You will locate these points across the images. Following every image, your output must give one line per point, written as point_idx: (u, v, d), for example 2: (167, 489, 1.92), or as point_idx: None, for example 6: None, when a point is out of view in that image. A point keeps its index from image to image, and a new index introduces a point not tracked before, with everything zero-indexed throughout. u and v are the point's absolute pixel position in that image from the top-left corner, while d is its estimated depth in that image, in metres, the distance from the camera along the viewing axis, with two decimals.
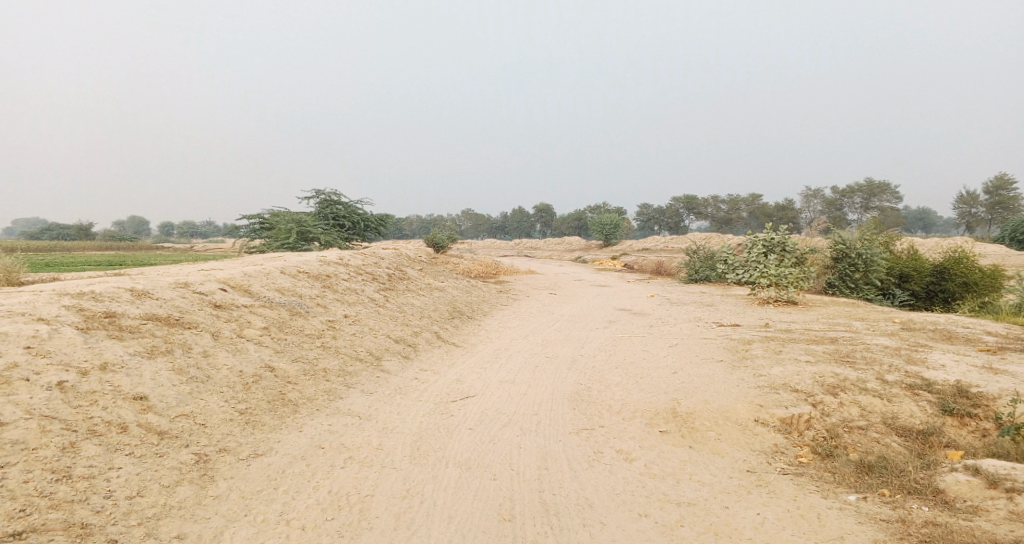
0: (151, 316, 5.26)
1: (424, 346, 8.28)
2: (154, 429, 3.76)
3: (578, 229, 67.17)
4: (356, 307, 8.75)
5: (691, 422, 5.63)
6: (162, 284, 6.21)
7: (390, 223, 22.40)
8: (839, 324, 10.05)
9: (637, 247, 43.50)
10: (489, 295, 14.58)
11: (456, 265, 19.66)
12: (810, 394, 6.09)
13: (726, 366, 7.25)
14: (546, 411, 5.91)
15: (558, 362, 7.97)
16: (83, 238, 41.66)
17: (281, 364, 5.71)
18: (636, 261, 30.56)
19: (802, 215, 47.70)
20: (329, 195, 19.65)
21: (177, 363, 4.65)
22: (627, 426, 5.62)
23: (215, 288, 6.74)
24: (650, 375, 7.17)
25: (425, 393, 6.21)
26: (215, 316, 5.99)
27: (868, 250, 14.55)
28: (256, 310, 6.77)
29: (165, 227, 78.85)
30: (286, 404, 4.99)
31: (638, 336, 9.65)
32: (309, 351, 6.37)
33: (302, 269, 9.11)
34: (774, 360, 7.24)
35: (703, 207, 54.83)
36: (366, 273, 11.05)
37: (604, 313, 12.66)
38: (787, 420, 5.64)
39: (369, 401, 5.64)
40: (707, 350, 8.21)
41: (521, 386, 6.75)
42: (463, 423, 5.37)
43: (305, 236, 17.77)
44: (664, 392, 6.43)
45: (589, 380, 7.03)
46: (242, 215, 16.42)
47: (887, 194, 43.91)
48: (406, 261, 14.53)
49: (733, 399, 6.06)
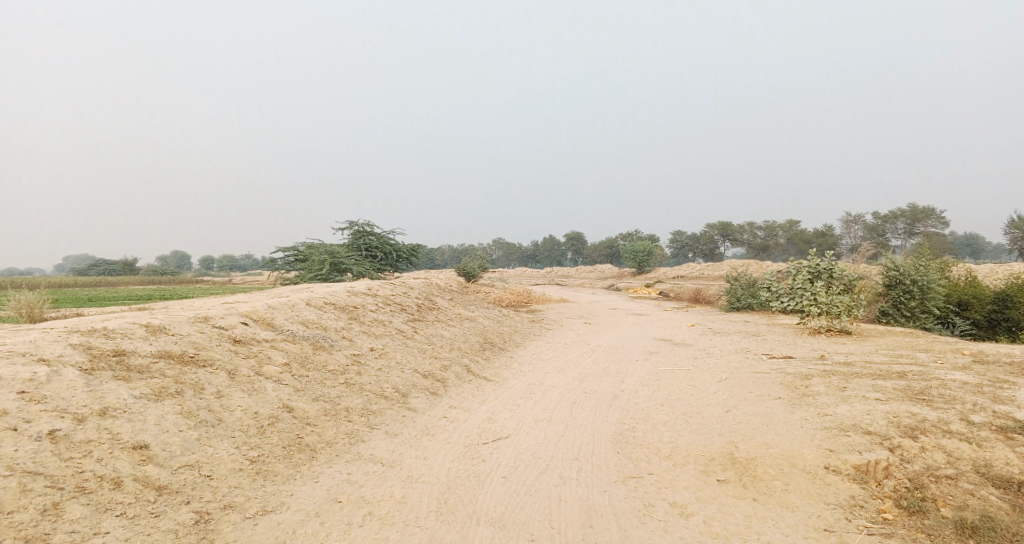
0: (164, 354, 5.00)
1: (454, 380, 7.81)
2: (151, 484, 3.45)
3: (609, 257, 66.32)
4: (383, 340, 8.37)
5: (752, 470, 4.96)
6: (181, 319, 5.98)
7: (422, 253, 22.26)
8: (903, 356, 9.15)
9: (672, 275, 42.50)
10: (522, 325, 14.09)
11: (487, 295, 19.31)
12: (886, 436, 5.28)
13: (785, 404, 6.53)
14: (587, 456, 5.33)
15: (597, 398, 7.37)
16: (128, 272, 43.25)
17: (300, 403, 5.32)
18: (672, 289, 29.68)
19: (842, 240, 45.91)
20: (362, 225, 19.68)
21: (185, 405, 4.34)
22: (679, 475, 4.98)
23: (236, 322, 6.47)
24: (701, 413, 6.51)
25: (455, 435, 5.71)
26: (233, 352, 5.69)
27: (923, 276, 13.48)
28: (278, 344, 6.46)
29: (207, 260, 81.22)
30: (302, 449, 4.58)
31: (682, 369, 8.97)
32: (332, 389, 5.97)
33: (329, 301, 8.84)
34: (839, 398, 6.48)
35: (738, 233, 53.55)
36: (395, 304, 10.72)
37: (643, 343, 11.98)
38: (863, 467, 4.89)
39: (394, 444, 5.17)
40: (762, 385, 7.49)
41: (558, 425, 6.19)
42: (496, 470, 4.85)
43: (338, 266, 17.73)
44: (719, 434, 5.77)
45: (633, 420, 6.41)
46: (277, 248, 16.55)
47: (932, 219, 41.87)
48: (436, 291, 14.22)
49: (797, 443, 5.36)
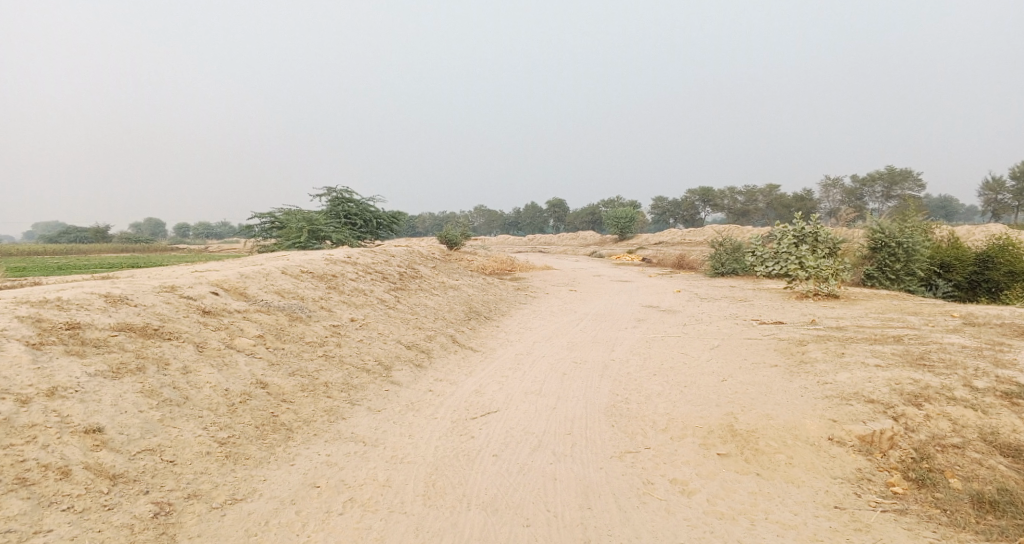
0: (124, 326, 4.56)
1: (439, 352, 7.49)
2: (105, 472, 3.08)
3: (591, 224, 66.02)
4: (364, 310, 7.98)
5: (754, 443, 4.76)
6: (145, 289, 5.51)
7: (403, 220, 21.67)
8: (893, 320, 9.05)
9: (654, 241, 42.47)
10: (507, 293, 13.78)
11: (471, 263, 18.93)
12: (889, 405, 5.11)
13: (782, 373, 6.35)
14: (580, 430, 5.09)
15: (587, 368, 7.12)
16: (97, 240, 41.95)
17: (275, 379, 4.96)
18: (654, 255, 29.55)
19: (822, 205, 46.16)
20: (340, 192, 19.01)
21: (147, 383, 3.95)
22: (678, 449, 4.77)
23: (206, 292, 6.01)
24: (696, 383, 6.31)
25: (441, 409, 5.42)
26: (201, 325, 5.26)
27: (909, 239, 13.40)
28: (251, 315, 6.03)
29: (183, 229, 79.28)
30: (277, 429, 4.24)
31: (672, 337, 8.78)
32: (309, 363, 5.60)
33: (305, 270, 8.38)
34: (837, 365, 6.31)
35: (719, 198, 53.52)
36: (376, 272, 10.29)
37: (631, 310, 11.77)
38: (868, 438, 4.72)
39: (376, 421, 4.86)
40: (756, 353, 7.30)
41: (549, 398, 5.93)
42: (486, 448, 4.57)
43: (317, 234, 17.13)
44: (716, 405, 5.57)
45: (626, 391, 6.18)
46: (252, 215, 15.89)
47: (909, 182, 42.06)
48: (419, 259, 13.77)
49: (798, 413, 5.17)
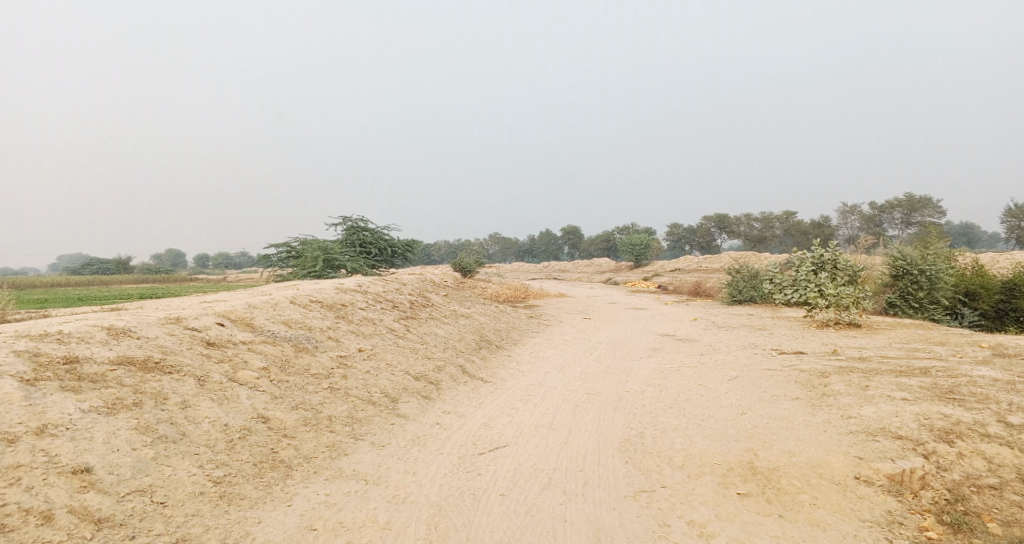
0: (124, 360, 4.49)
1: (448, 383, 7.32)
2: (89, 516, 2.98)
3: (606, 251, 65.83)
4: (373, 340, 7.87)
5: (776, 481, 4.49)
6: (149, 321, 5.47)
7: (417, 249, 21.72)
8: (920, 349, 8.69)
9: (669, 268, 42.10)
10: (519, 321, 13.61)
11: (484, 290, 18.83)
12: (918, 441, 4.81)
13: (804, 406, 6.06)
14: (592, 467, 4.86)
15: (600, 400, 6.89)
16: (119, 270, 42.75)
17: (277, 413, 4.83)
18: (669, 282, 29.21)
19: (839, 231, 45.52)
20: (356, 221, 19.15)
21: (142, 419, 3.86)
22: (695, 488, 4.51)
23: (211, 323, 5.96)
24: (714, 416, 6.05)
25: (448, 444, 5.23)
26: (205, 357, 5.19)
27: (931, 266, 13.01)
28: (256, 347, 5.95)
29: (203, 258, 80.68)
30: (276, 466, 4.10)
31: (689, 367, 8.51)
32: (314, 395, 5.48)
33: (315, 299, 8.32)
34: (862, 398, 6.02)
35: (735, 225, 53.12)
36: (387, 301, 10.21)
37: (646, 339, 11.51)
38: (897, 477, 4.42)
39: (380, 457, 4.69)
40: (776, 385, 7.01)
41: (560, 432, 5.71)
42: (493, 487, 4.36)
43: (332, 263, 17.22)
44: (735, 440, 5.31)
45: (640, 425, 5.93)
46: (268, 244, 16.04)
47: (929, 208, 41.33)
48: (431, 287, 13.70)
49: (822, 450, 4.89)
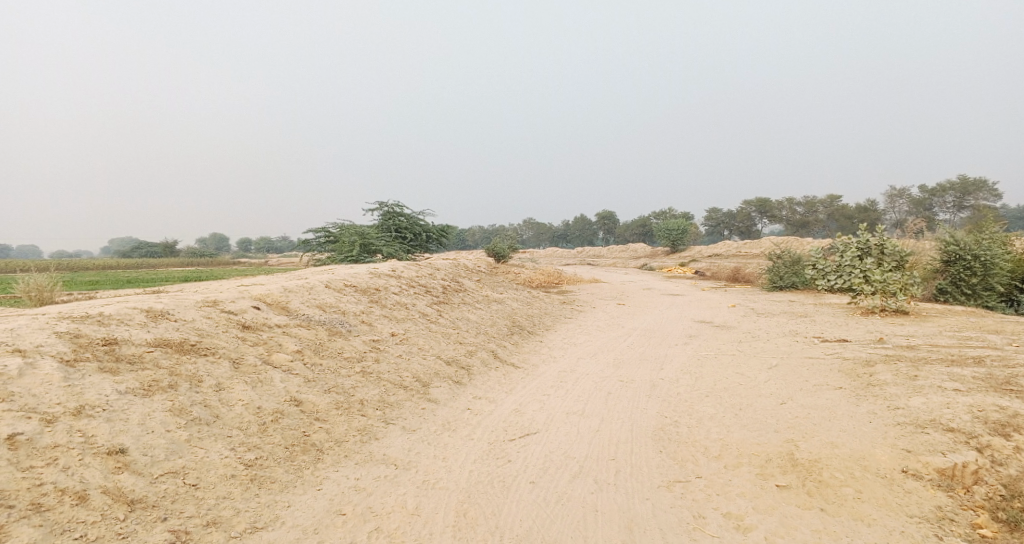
0: (161, 342, 4.60)
1: (479, 368, 7.29)
2: (123, 498, 3.07)
3: (641, 236, 64.80)
4: (405, 324, 7.90)
5: (817, 474, 4.28)
6: (187, 304, 5.60)
7: (452, 234, 21.79)
8: (975, 339, 8.19)
9: (706, 254, 41.13)
10: (552, 307, 13.49)
11: (517, 275, 18.76)
12: (972, 434, 4.49)
13: (848, 396, 5.78)
14: (624, 456, 4.74)
15: (633, 387, 6.75)
16: (168, 255, 44.50)
17: (310, 396, 4.88)
18: (706, 268, 28.50)
19: (887, 216, 43.49)
20: (391, 206, 19.29)
21: (176, 401, 3.95)
22: (732, 480, 4.34)
23: (247, 306, 6.06)
24: (753, 406, 5.83)
25: (478, 430, 5.20)
26: (239, 339, 5.28)
27: (987, 251, 12.10)
28: (290, 330, 6.03)
29: (246, 244, 83.23)
30: (307, 449, 4.15)
31: (727, 355, 8.25)
32: (346, 379, 5.52)
33: (348, 283, 8.40)
34: (912, 388, 5.69)
35: (776, 209, 51.38)
36: (420, 285, 10.25)
37: (682, 326, 11.23)
38: (948, 472, 4.13)
39: (410, 442, 4.69)
40: (819, 374, 6.71)
41: (592, 419, 5.61)
42: (523, 474, 4.30)
43: (368, 248, 17.43)
44: (775, 431, 5.10)
45: (675, 413, 5.77)
46: (307, 230, 16.34)
47: (985, 191, 39.03)
48: (464, 272, 13.71)
49: (867, 442, 4.64)
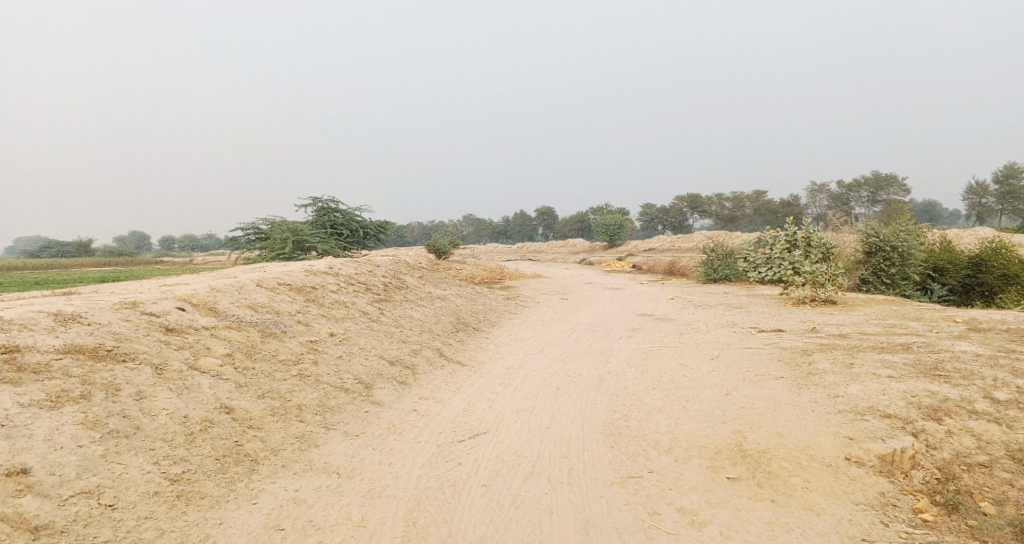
0: (72, 348, 4.09)
1: (425, 367, 7.05)
2: (24, 525, 2.67)
3: (580, 231, 65.95)
4: (345, 324, 7.53)
5: (766, 465, 4.38)
6: (101, 305, 5.05)
7: (391, 230, 21.20)
8: (895, 325, 8.76)
9: (643, 247, 42.34)
10: (496, 303, 13.37)
11: (459, 272, 18.51)
12: (907, 420, 4.75)
13: (788, 385, 5.99)
14: (577, 453, 4.67)
15: (582, 382, 6.73)
16: (77, 254, 41.01)
17: (242, 403, 4.50)
18: (644, 262, 29.31)
19: (808, 210, 46.35)
20: (326, 202, 18.52)
21: (90, 412, 3.50)
22: (684, 473, 4.37)
23: (171, 308, 5.55)
24: (698, 397, 5.93)
25: (426, 432, 4.99)
26: (162, 344, 4.80)
27: (904, 242, 13.12)
28: (219, 332, 5.57)
29: (168, 242, 78.14)
30: (240, 460, 3.80)
31: (669, 347, 8.41)
32: (282, 384, 5.15)
33: (282, 282, 7.91)
34: (848, 376, 5.96)
35: (708, 205, 53.64)
36: (359, 283, 9.84)
37: (625, 319, 11.40)
38: (888, 457, 4.35)
39: (353, 448, 4.41)
40: (759, 364, 6.94)
41: (543, 416, 5.52)
42: (474, 477, 4.14)
43: (302, 245, 16.65)
44: (722, 422, 5.20)
45: (624, 407, 5.78)
46: (235, 226, 15.38)
47: (893, 187, 42.35)
48: (405, 269, 13.33)
49: (811, 431, 4.80)
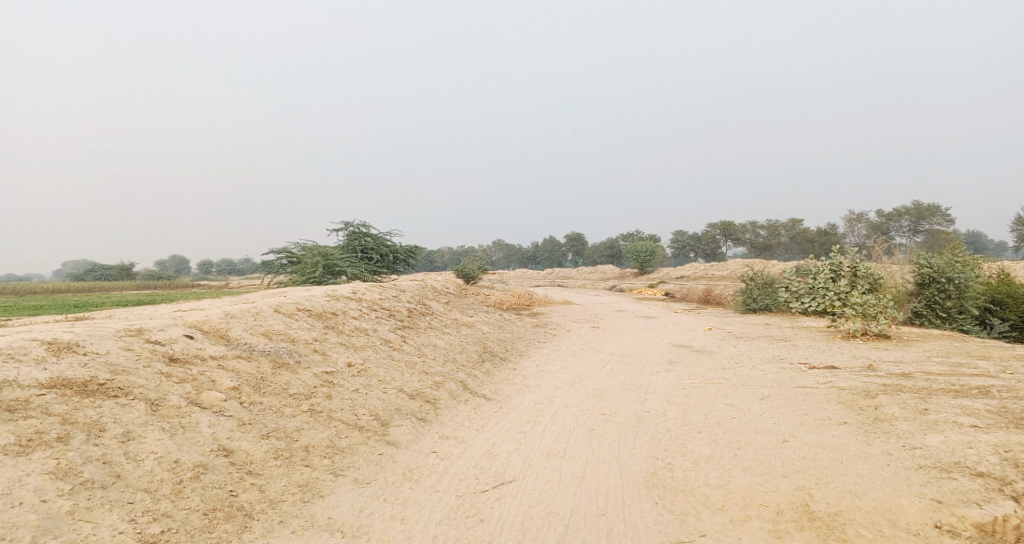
0: (59, 383, 3.74)
1: (447, 402, 6.54)
2: None
3: (609, 258, 65.09)
4: (364, 353, 7.10)
5: (840, 532, 3.69)
6: (104, 333, 4.74)
7: (421, 254, 20.95)
8: (965, 365, 7.89)
9: (674, 275, 41.30)
10: (524, 331, 12.84)
11: (487, 297, 18.10)
12: (1006, 481, 4.01)
13: (856, 433, 5.26)
14: (615, 511, 4.07)
15: (617, 422, 6.12)
16: (119, 275, 42.27)
17: (242, 443, 4.07)
18: (676, 290, 28.39)
19: (846, 239, 44.64)
20: (357, 226, 18.42)
21: (63, 459, 3.13)
22: (742, 540, 3.73)
23: (178, 335, 5.21)
24: (752, 444, 5.26)
25: (445, 480, 4.45)
26: (163, 376, 4.43)
27: (961, 273, 12.13)
28: (228, 362, 5.19)
29: (207, 265, 80.43)
30: (231, 515, 3.35)
31: (713, 383, 7.72)
32: (290, 421, 4.71)
33: (301, 307, 7.57)
34: (925, 424, 5.19)
35: (740, 232, 52.33)
36: (383, 309, 9.46)
37: (661, 351, 10.70)
38: (989, 528, 3.62)
39: (361, 499, 3.92)
40: (817, 407, 6.20)
41: (575, 463, 4.94)
42: (496, 540, 3.59)
43: (331, 269, 16.51)
44: (783, 476, 4.51)
45: (667, 454, 5.14)
46: (266, 250, 15.32)
47: (937, 216, 40.50)
48: (431, 294, 12.94)
49: (891, 491, 4.08)
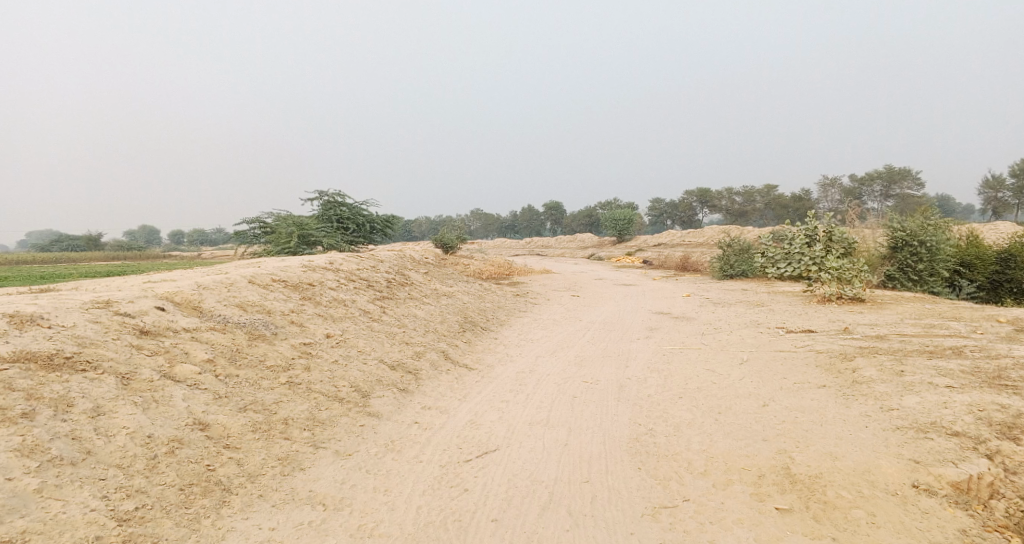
0: (22, 357, 3.55)
1: (429, 372, 6.48)
2: None
3: (588, 226, 65.16)
4: (343, 324, 6.96)
5: (821, 493, 3.76)
6: (69, 305, 4.51)
7: (398, 224, 20.62)
8: (936, 326, 8.10)
9: (652, 242, 41.58)
10: (505, 300, 12.79)
11: (466, 267, 17.95)
12: (979, 439, 4.12)
13: (833, 396, 5.35)
14: (600, 477, 4.09)
15: (600, 389, 6.14)
16: (84, 248, 40.87)
17: (219, 417, 3.94)
18: (653, 257, 28.59)
19: (820, 204, 45.34)
20: (332, 195, 17.98)
21: (28, 436, 2.98)
22: (726, 502, 3.78)
23: (148, 307, 5.00)
24: (733, 409, 5.32)
25: (428, 450, 4.41)
26: (133, 349, 4.25)
27: (933, 237, 12.37)
28: (201, 334, 5.01)
29: (177, 237, 78.30)
30: (209, 490, 3.25)
31: (693, 349, 7.79)
32: (268, 394, 4.59)
33: (277, 278, 7.36)
34: (901, 386, 5.31)
35: (717, 199, 52.72)
36: (361, 280, 9.27)
37: (641, 318, 10.77)
38: (962, 486, 3.72)
39: (344, 471, 3.85)
40: (796, 370, 6.29)
41: (559, 430, 4.94)
42: (482, 508, 3.58)
43: (307, 239, 16.14)
44: (764, 439, 4.58)
45: (650, 420, 5.18)
46: (238, 221, 14.87)
47: (908, 181, 41.29)
48: (410, 264, 12.76)
49: (869, 452, 4.17)
